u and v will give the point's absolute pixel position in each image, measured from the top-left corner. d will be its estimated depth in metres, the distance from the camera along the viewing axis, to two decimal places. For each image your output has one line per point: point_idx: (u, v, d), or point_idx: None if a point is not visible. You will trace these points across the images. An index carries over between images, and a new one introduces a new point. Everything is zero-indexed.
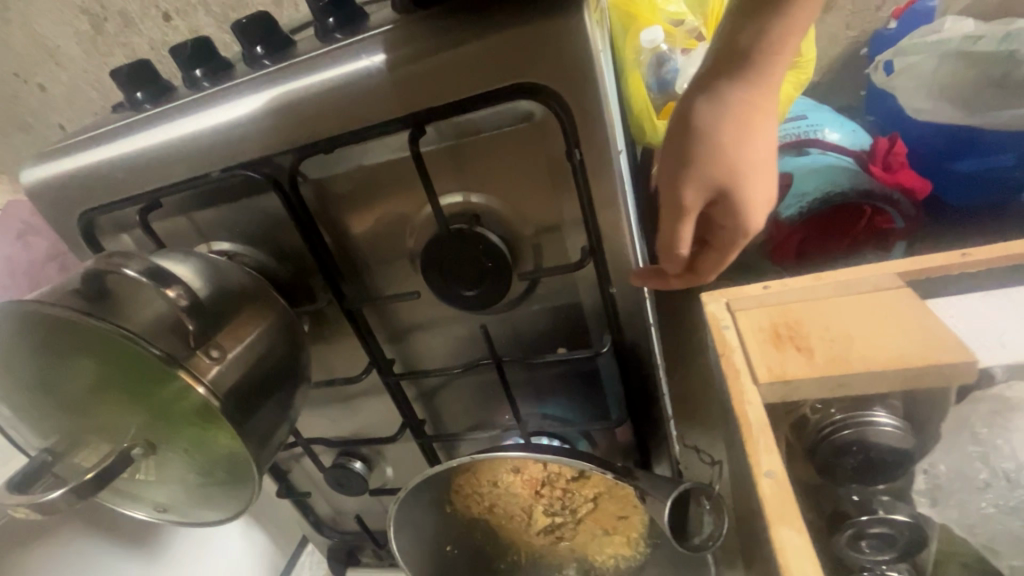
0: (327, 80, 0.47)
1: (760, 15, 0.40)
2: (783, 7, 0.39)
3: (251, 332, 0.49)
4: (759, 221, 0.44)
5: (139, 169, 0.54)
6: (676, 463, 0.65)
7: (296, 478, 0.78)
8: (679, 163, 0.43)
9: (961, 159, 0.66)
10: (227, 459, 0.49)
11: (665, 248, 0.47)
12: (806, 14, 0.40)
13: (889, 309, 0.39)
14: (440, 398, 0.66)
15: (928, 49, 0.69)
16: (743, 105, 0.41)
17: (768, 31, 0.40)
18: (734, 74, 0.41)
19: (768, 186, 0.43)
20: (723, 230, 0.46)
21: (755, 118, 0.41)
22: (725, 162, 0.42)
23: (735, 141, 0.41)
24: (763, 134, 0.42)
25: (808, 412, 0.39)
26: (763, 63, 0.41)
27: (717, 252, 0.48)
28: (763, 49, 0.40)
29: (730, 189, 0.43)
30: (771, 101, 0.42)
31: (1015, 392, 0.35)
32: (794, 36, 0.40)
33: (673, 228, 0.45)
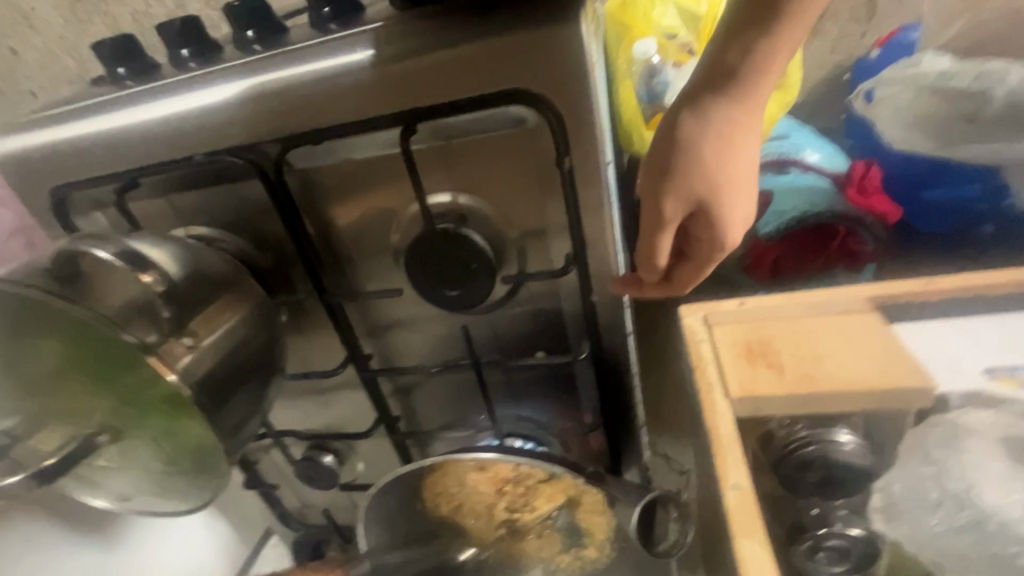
0: (320, 71, 0.47)
1: (748, 34, 0.40)
2: (774, 28, 0.40)
3: (227, 320, 0.48)
4: (736, 235, 0.46)
5: (118, 148, 0.53)
6: (645, 471, 0.67)
7: (264, 469, 0.76)
8: (662, 175, 0.43)
9: (931, 188, 0.67)
10: (194, 449, 0.48)
11: (643, 256, 0.48)
12: (794, 36, 0.40)
13: (856, 333, 0.41)
14: (416, 395, 0.66)
15: (904, 82, 0.70)
16: (729, 124, 0.42)
17: (755, 52, 0.40)
18: (720, 91, 0.41)
19: (746, 202, 0.45)
20: (701, 243, 0.47)
21: (738, 136, 0.42)
22: (707, 178, 0.42)
23: (719, 158, 0.42)
24: (745, 151, 0.43)
25: (775, 426, 0.39)
26: (749, 83, 0.41)
27: (694, 264, 0.49)
28: (750, 69, 0.41)
29: (711, 204, 0.44)
30: (756, 121, 0.43)
31: (969, 419, 0.37)
32: (781, 58, 0.41)
33: (653, 238, 0.46)
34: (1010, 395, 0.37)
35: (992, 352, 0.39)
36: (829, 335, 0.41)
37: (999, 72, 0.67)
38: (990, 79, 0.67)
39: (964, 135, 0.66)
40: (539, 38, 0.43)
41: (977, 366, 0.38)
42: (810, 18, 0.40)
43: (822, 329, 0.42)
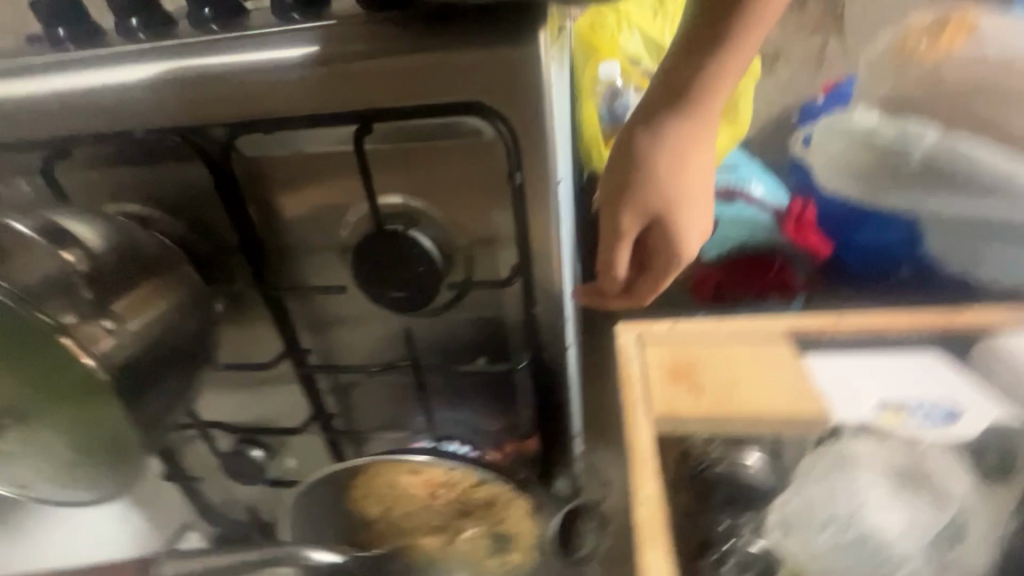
0: (272, 60, 0.46)
1: (691, 66, 0.45)
2: (718, 55, 0.44)
3: (154, 306, 0.47)
4: (690, 249, 0.49)
5: (44, 114, 0.49)
6: (574, 481, 0.67)
7: (188, 460, 0.73)
8: (617, 188, 0.48)
9: (859, 231, 0.76)
10: (106, 440, 0.45)
11: (604, 267, 0.51)
12: (734, 68, 0.45)
13: (772, 361, 0.44)
14: (354, 393, 0.66)
15: (837, 132, 0.77)
16: (679, 141, 0.46)
17: (698, 81, 0.45)
18: (670, 114, 0.46)
19: (698, 217, 0.48)
20: (658, 256, 0.50)
21: (686, 155, 0.46)
22: (658, 191, 0.47)
23: (670, 173, 0.46)
24: (693, 170, 0.47)
25: (694, 442, 0.42)
26: (694, 108, 0.46)
27: (653, 278, 0.52)
28: (695, 96, 0.45)
29: (663, 216, 0.47)
30: (704, 141, 0.47)
31: (860, 448, 0.40)
32: (722, 88, 0.46)
33: (611, 248, 0.50)
34: (893, 427, 0.40)
35: (891, 386, 0.42)
36: (746, 362, 0.44)
37: (919, 132, 0.72)
38: (909, 138, 0.72)
39: (886, 185, 0.74)
40: (498, 54, 0.44)
41: (874, 399, 0.42)
42: (747, 53, 0.45)
43: (739, 356, 0.45)
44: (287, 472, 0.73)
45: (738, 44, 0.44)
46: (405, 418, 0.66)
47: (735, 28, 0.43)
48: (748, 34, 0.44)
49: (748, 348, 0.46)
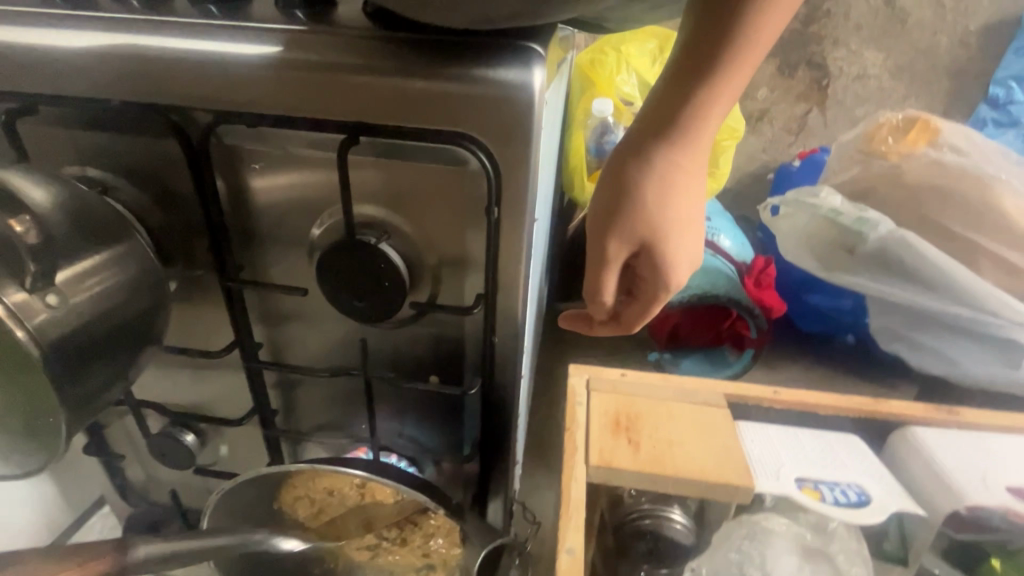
0: (265, 56, 0.46)
1: (687, 80, 0.41)
2: (712, 74, 0.40)
3: (103, 283, 0.45)
4: (680, 277, 0.45)
5: (25, 68, 0.48)
6: (507, 510, 0.69)
7: (113, 435, 0.70)
8: (605, 214, 0.44)
9: (815, 293, 0.94)
10: (31, 410, 0.43)
11: (589, 295, 0.48)
12: (734, 82, 0.40)
13: (709, 426, 0.46)
14: (300, 391, 0.65)
15: (805, 208, 0.79)
16: (670, 167, 0.42)
17: (694, 98, 0.41)
18: (658, 137, 0.42)
19: (690, 245, 0.45)
20: (646, 283, 0.46)
21: (679, 179, 0.42)
22: (649, 219, 0.42)
23: (661, 201, 0.42)
24: (687, 195, 0.43)
25: (625, 494, 0.45)
26: (690, 126, 0.41)
27: (641, 304, 0.48)
28: (690, 114, 0.41)
29: (654, 246, 0.43)
30: (698, 164, 0.43)
31: (774, 524, 0.42)
32: (721, 103, 0.41)
33: (597, 278, 0.46)
34: (810, 505, 0.40)
35: (813, 464, 0.44)
36: (688, 423, 0.45)
37: (876, 220, 0.76)
38: (867, 226, 0.76)
39: (840, 261, 0.80)
40: (490, 90, 0.44)
41: (792, 475, 0.42)
42: (749, 66, 0.40)
43: (682, 415, 0.46)
44: (219, 461, 0.71)
45: (739, 55, 0.39)
46: (348, 422, 0.66)
47: (737, 36, 0.38)
48: (752, 43, 0.39)
49: (690, 409, 0.47)
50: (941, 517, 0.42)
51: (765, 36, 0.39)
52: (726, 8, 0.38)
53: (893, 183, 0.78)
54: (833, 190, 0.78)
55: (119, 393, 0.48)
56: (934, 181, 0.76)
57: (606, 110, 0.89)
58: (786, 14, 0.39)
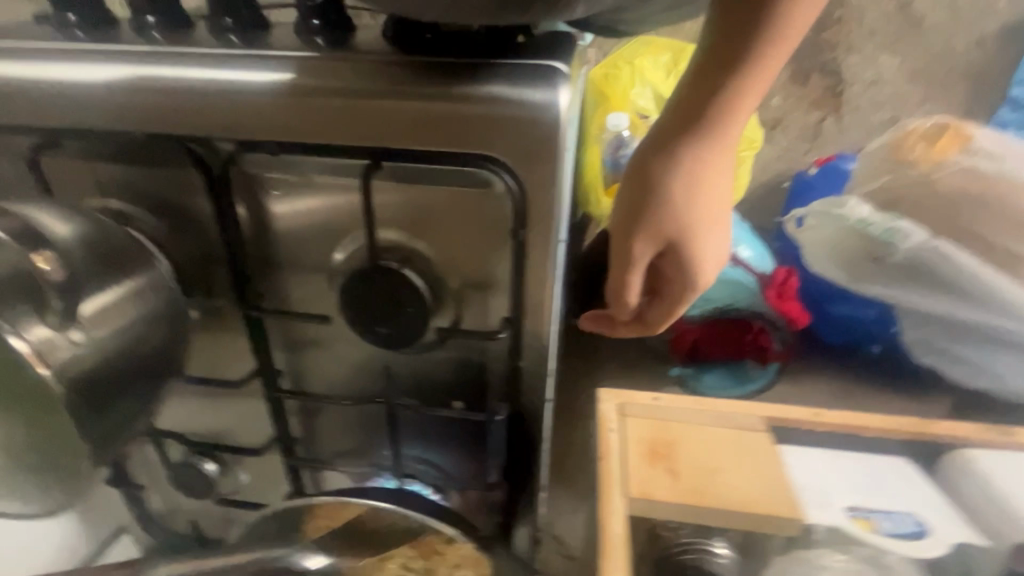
0: (285, 84, 0.46)
1: (715, 73, 0.38)
2: (742, 68, 0.38)
3: (127, 315, 0.44)
4: (707, 275, 0.44)
5: (48, 102, 0.48)
6: (534, 535, 0.66)
7: (134, 465, 0.69)
8: (630, 214, 0.43)
9: (835, 305, 0.91)
10: (52, 447, 0.42)
11: (614, 295, 0.47)
12: (766, 73, 0.38)
13: (749, 452, 0.44)
14: (320, 418, 0.63)
15: (830, 219, 0.78)
16: (697, 167, 0.41)
17: (721, 92, 0.39)
18: (684, 136, 0.40)
19: (718, 243, 0.44)
20: (672, 282, 0.46)
21: (706, 179, 0.41)
22: (675, 219, 0.42)
23: (688, 202, 0.41)
24: (714, 192, 0.42)
25: (660, 526, 0.42)
26: (717, 123, 0.40)
27: (667, 302, 0.47)
28: (718, 109, 0.39)
29: (680, 246, 0.43)
30: (726, 163, 0.41)
31: (833, 562, 0.39)
32: (750, 97, 0.39)
33: (622, 278, 0.46)
34: (863, 538, 0.40)
35: (859, 490, 0.43)
36: (728, 450, 0.44)
37: (908, 231, 0.75)
38: (897, 236, 0.75)
39: (868, 271, 0.79)
40: (514, 112, 0.44)
41: (843, 504, 0.42)
42: (783, 55, 0.37)
43: (720, 441, 0.45)
44: (240, 489, 0.69)
45: (771, 45, 0.37)
46: (370, 449, 0.65)
47: (769, 25, 0.36)
48: (785, 31, 0.36)
49: (727, 434, 0.46)
50: (1009, 547, 0.40)
51: (800, 23, 0.36)
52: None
53: (928, 194, 0.76)
54: (860, 201, 0.77)
55: (144, 426, 0.47)
56: (969, 190, 0.74)
57: (621, 124, 0.89)
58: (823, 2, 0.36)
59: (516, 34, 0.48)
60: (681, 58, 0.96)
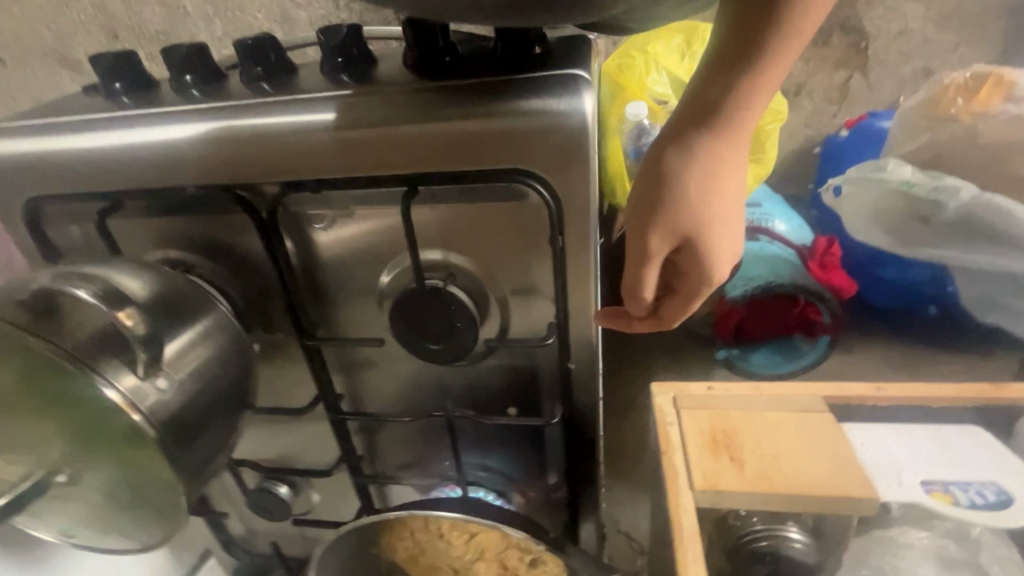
0: (314, 125, 0.48)
1: (730, 67, 0.39)
2: (756, 62, 0.38)
3: (200, 356, 0.47)
4: (723, 269, 0.44)
5: (106, 168, 0.52)
6: (600, 529, 0.67)
7: (214, 495, 0.73)
8: (644, 209, 0.42)
9: (885, 268, 0.87)
10: (149, 488, 0.45)
11: (628, 292, 0.46)
12: (781, 64, 0.38)
13: (814, 434, 0.44)
14: (382, 435, 0.66)
15: (872, 184, 0.76)
16: (713, 160, 0.40)
17: (737, 84, 0.39)
18: (699, 129, 0.40)
19: (733, 236, 0.43)
20: (687, 277, 0.45)
21: (722, 172, 0.41)
22: (691, 213, 0.41)
23: (703, 195, 0.41)
24: (730, 186, 0.41)
25: (732, 516, 0.43)
26: (733, 115, 0.40)
27: (682, 297, 0.47)
28: (734, 102, 0.39)
29: (696, 240, 0.42)
30: (741, 156, 0.41)
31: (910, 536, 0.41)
32: (766, 89, 0.39)
33: (637, 274, 0.45)
34: (943, 509, 0.39)
35: (931, 465, 0.42)
36: (791, 434, 0.44)
37: (955, 187, 0.72)
38: (945, 194, 0.72)
39: (916, 232, 0.76)
40: (541, 123, 0.45)
41: (916, 479, 0.41)
42: (798, 46, 0.38)
43: (784, 426, 0.45)
44: (313, 508, 0.73)
45: (788, 37, 0.37)
46: (432, 460, 0.67)
47: (783, 18, 0.36)
48: (801, 22, 0.37)
49: (788, 417, 0.45)
50: None
51: (816, 14, 0.36)
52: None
53: (968, 146, 0.75)
54: (902, 162, 0.75)
55: (224, 458, 0.50)
56: (1013, 139, 0.73)
57: (641, 112, 0.88)
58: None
59: (533, 45, 0.49)
60: (696, 39, 0.95)
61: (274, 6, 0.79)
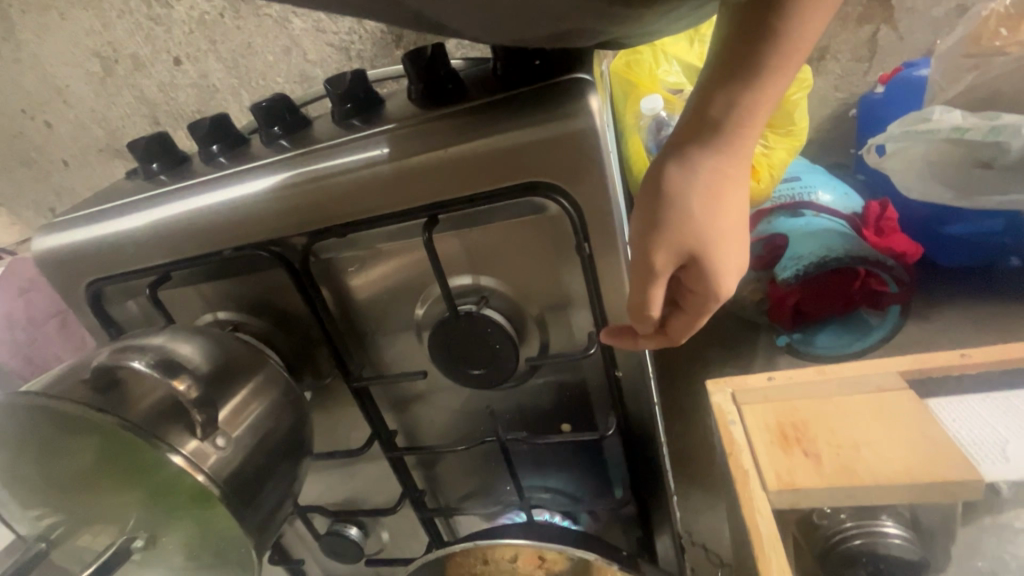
0: (368, 160, 0.49)
1: (730, 83, 0.38)
2: (754, 79, 0.37)
3: (254, 410, 0.49)
4: (731, 286, 0.41)
5: (151, 243, 0.55)
6: (679, 540, 0.63)
7: (289, 543, 0.74)
8: (649, 226, 0.40)
9: (950, 226, 0.87)
10: (223, 545, 0.47)
11: (634, 310, 0.44)
12: (781, 82, 0.37)
13: (896, 414, 0.40)
14: (440, 467, 0.66)
15: (918, 138, 0.74)
16: (716, 175, 0.39)
17: (740, 100, 0.38)
18: (701, 144, 0.39)
19: (740, 252, 0.41)
20: (693, 294, 0.42)
21: (725, 188, 0.39)
22: (696, 228, 0.39)
23: (706, 210, 0.39)
24: (735, 200, 0.39)
25: (816, 515, 0.41)
26: (734, 130, 0.38)
27: (688, 315, 0.44)
28: (736, 118, 0.38)
29: (702, 257, 0.40)
30: (744, 171, 0.39)
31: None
32: (767, 106, 0.38)
33: (643, 291, 0.42)
34: None
35: None
36: (871, 419, 0.40)
37: (1015, 125, 0.71)
38: (1005, 134, 0.71)
39: (982, 179, 0.75)
40: (553, 133, 0.45)
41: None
42: (797, 64, 0.37)
43: (855, 411, 0.41)
44: (384, 547, 0.73)
45: (787, 53, 0.36)
46: (493, 487, 0.66)
47: (780, 36, 0.36)
48: (799, 39, 0.36)
49: (861, 401, 0.42)
50: None
51: (812, 33, 0.36)
52: (772, 5, 0.35)
53: None
54: (950, 108, 0.74)
55: (290, 507, 0.52)
56: None
57: (657, 105, 0.86)
58: (832, 12, 0.36)
59: (533, 57, 0.49)
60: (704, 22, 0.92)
61: (293, 69, 0.84)
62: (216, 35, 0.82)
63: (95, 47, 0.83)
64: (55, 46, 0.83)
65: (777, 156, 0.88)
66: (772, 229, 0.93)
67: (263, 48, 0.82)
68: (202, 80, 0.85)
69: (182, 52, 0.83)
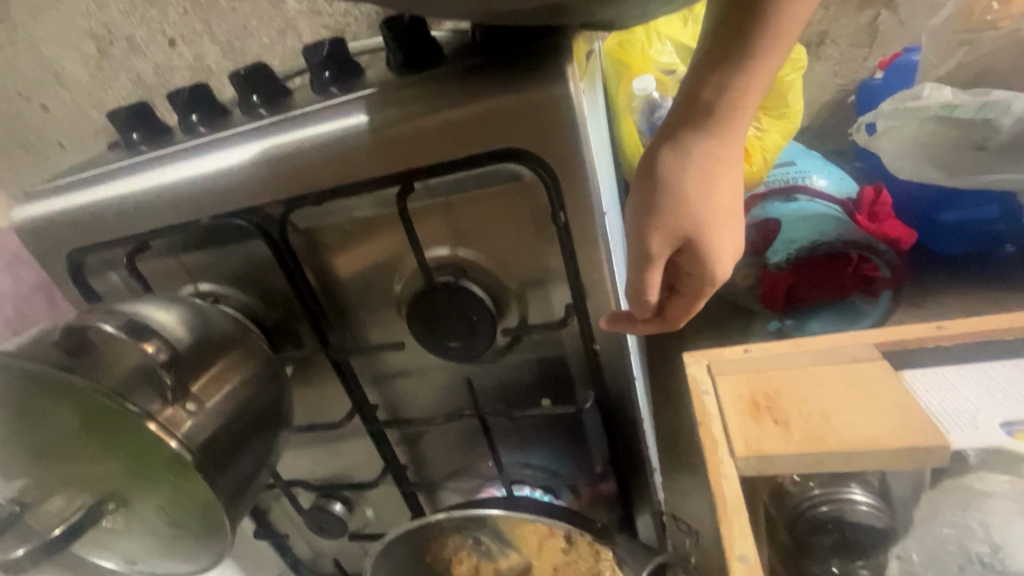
0: (346, 127, 0.48)
1: (722, 65, 0.37)
2: (748, 59, 0.36)
3: (231, 380, 0.49)
4: (726, 268, 0.41)
5: (129, 212, 0.55)
6: (659, 517, 0.64)
7: (276, 519, 0.75)
8: (645, 211, 0.39)
9: (945, 212, 0.86)
10: (199, 513, 0.47)
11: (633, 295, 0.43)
12: (773, 62, 0.37)
13: (871, 384, 0.40)
14: (423, 444, 0.66)
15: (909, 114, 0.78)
16: (710, 159, 0.38)
17: (733, 82, 0.37)
18: (695, 128, 0.38)
19: (736, 234, 0.40)
20: (690, 277, 0.42)
21: (719, 172, 0.38)
22: (691, 213, 0.38)
23: (702, 194, 0.38)
24: (730, 185, 0.39)
25: (788, 483, 0.45)
26: (727, 114, 0.38)
27: (686, 298, 0.44)
28: (729, 101, 0.37)
29: (698, 240, 0.39)
30: (738, 154, 0.39)
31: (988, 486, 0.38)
32: (760, 87, 0.37)
33: (640, 275, 0.42)
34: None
35: (1011, 402, 0.38)
36: (845, 391, 0.40)
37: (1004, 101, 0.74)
38: (994, 110, 0.74)
39: (974, 159, 0.76)
40: (530, 99, 0.44)
41: (994, 421, 0.37)
42: (789, 45, 0.36)
43: (829, 382, 0.41)
44: (369, 523, 0.74)
45: (780, 33, 0.35)
46: (476, 464, 0.67)
47: (772, 16, 0.35)
48: (792, 20, 0.35)
49: (836, 371, 0.42)
50: None
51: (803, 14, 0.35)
52: None
53: None
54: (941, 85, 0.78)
55: (266, 478, 0.52)
56: None
57: (649, 86, 0.85)
58: None
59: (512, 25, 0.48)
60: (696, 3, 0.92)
61: (288, 52, 0.83)
62: (211, 16, 0.81)
63: (90, 28, 0.82)
64: (49, 26, 0.82)
65: (771, 137, 0.87)
66: (766, 214, 0.90)
67: (258, 30, 0.82)
68: (196, 63, 0.84)
69: (177, 34, 0.82)
